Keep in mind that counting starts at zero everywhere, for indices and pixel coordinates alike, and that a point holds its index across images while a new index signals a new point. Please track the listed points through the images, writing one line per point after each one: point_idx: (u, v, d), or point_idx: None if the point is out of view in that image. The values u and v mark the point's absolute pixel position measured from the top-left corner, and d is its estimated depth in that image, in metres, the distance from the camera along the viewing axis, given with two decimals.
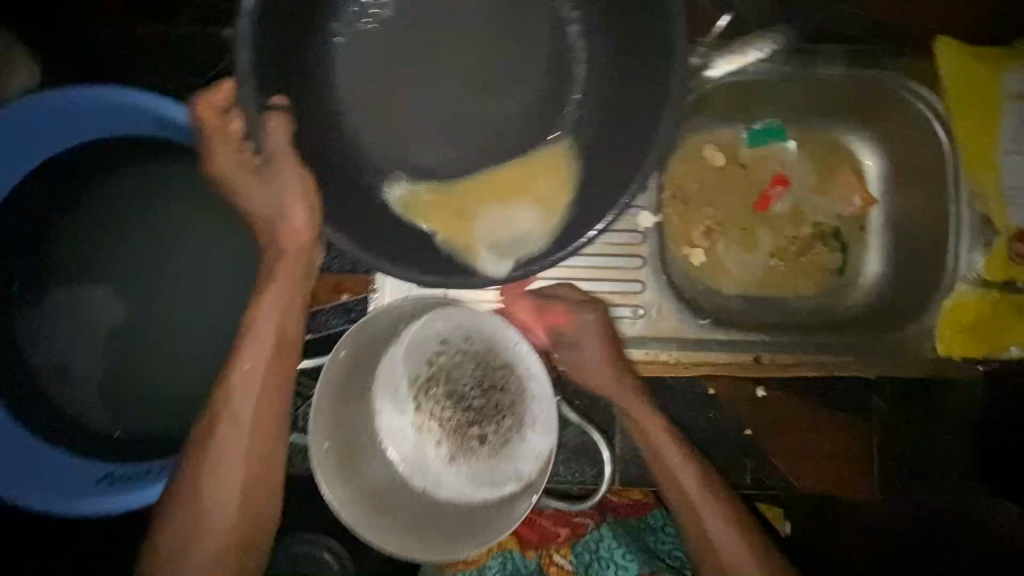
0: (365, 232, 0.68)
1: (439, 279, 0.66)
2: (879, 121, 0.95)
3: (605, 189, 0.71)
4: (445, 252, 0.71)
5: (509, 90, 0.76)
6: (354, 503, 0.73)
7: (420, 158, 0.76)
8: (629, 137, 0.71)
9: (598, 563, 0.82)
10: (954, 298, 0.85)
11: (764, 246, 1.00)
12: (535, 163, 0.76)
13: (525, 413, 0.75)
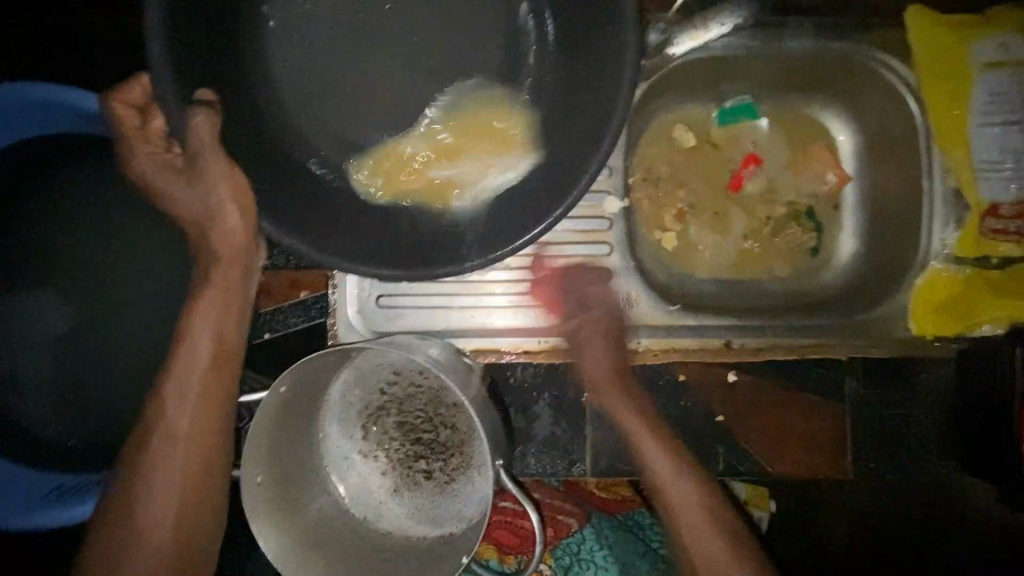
0: (315, 224, 0.65)
1: (393, 271, 0.63)
2: (851, 95, 0.93)
3: (562, 174, 0.68)
4: (399, 243, 0.68)
5: (462, 73, 0.73)
6: (287, 547, 0.69)
7: (373, 148, 0.73)
8: (585, 117, 0.68)
9: (578, 565, 0.83)
10: (926, 277, 0.83)
11: (738, 228, 0.99)
12: (479, 128, 0.73)
13: (473, 453, 0.78)
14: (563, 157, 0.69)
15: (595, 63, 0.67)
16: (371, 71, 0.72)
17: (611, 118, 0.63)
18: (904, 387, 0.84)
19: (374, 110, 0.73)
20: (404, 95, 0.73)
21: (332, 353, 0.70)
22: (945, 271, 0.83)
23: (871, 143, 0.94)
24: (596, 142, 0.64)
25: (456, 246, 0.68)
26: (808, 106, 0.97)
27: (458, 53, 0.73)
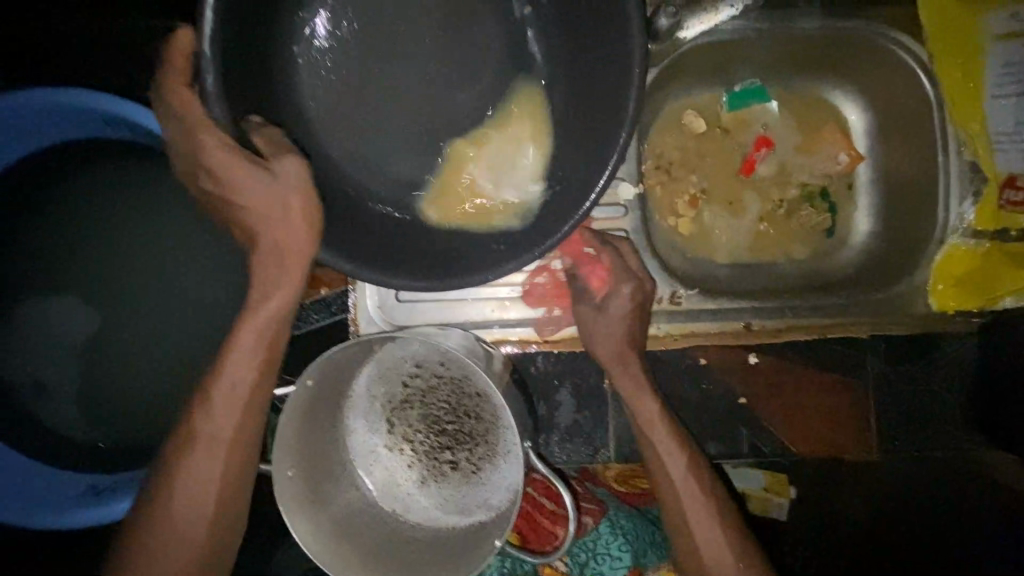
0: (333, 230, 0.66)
1: (424, 282, 0.64)
2: (861, 74, 0.94)
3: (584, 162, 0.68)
4: (433, 249, 0.70)
5: (475, 65, 0.74)
6: (319, 539, 0.70)
7: (390, 143, 0.74)
8: (598, 105, 0.67)
9: (594, 561, 0.78)
10: (945, 252, 0.82)
11: (752, 211, 0.99)
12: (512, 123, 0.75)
13: (499, 443, 0.78)
14: (584, 150, 0.69)
15: (595, 49, 0.66)
16: (381, 66, 0.72)
17: (619, 111, 0.63)
18: (925, 363, 0.84)
19: (376, 102, 0.73)
20: (416, 89, 0.73)
21: (352, 346, 0.71)
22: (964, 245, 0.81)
23: (882, 120, 0.95)
24: (613, 133, 0.64)
25: (497, 249, 0.69)
26: (821, 85, 0.97)
27: (467, 46, 0.73)
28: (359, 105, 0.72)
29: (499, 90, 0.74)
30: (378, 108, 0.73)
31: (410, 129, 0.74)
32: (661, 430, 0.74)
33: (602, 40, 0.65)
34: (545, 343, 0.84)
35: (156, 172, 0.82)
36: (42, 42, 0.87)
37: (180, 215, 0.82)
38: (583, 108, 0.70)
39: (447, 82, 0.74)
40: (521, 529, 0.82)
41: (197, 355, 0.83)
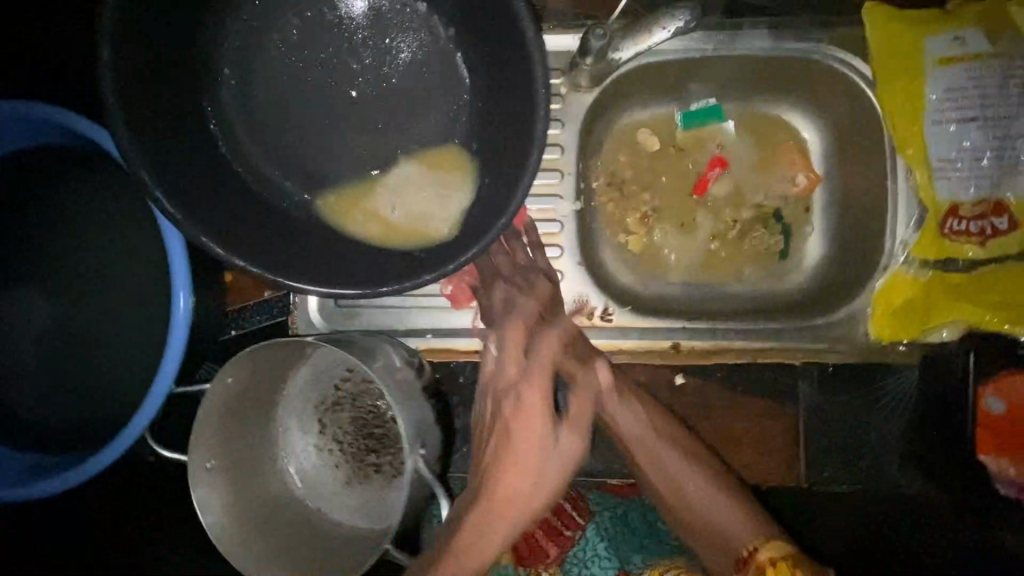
0: (239, 235, 0.68)
1: (319, 287, 0.67)
2: (815, 96, 0.92)
3: (502, 182, 0.71)
4: (338, 260, 0.72)
5: (403, 86, 0.76)
6: (233, 530, 0.73)
7: (323, 157, 0.76)
8: (513, 127, 0.70)
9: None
10: (886, 279, 0.78)
11: (704, 230, 0.99)
12: (441, 154, 0.77)
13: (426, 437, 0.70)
14: (500, 165, 0.72)
15: (508, 69, 0.69)
16: (307, 81, 0.75)
17: (530, 128, 0.66)
18: (863, 395, 0.80)
19: (306, 115, 0.76)
20: (338, 103, 0.76)
21: (276, 345, 0.73)
22: (907, 272, 0.77)
23: (839, 143, 0.94)
24: (526, 152, 0.67)
25: (409, 265, 0.70)
26: (776, 105, 0.96)
27: (388, 64, 0.76)
28: (284, 119, 0.76)
29: (421, 108, 0.77)
30: (303, 122, 0.76)
31: (336, 142, 0.76)
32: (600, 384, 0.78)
33: (512, 60, 0.68)
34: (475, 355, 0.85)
35: (106, 175, 0.85)
36: (42, 43, 0.88)
37: (123, 216, 0.85)
38: (502, 126, 0.73)
39: (370, 97, 0.76)
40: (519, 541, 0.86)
41: (138, 351, 0.86)
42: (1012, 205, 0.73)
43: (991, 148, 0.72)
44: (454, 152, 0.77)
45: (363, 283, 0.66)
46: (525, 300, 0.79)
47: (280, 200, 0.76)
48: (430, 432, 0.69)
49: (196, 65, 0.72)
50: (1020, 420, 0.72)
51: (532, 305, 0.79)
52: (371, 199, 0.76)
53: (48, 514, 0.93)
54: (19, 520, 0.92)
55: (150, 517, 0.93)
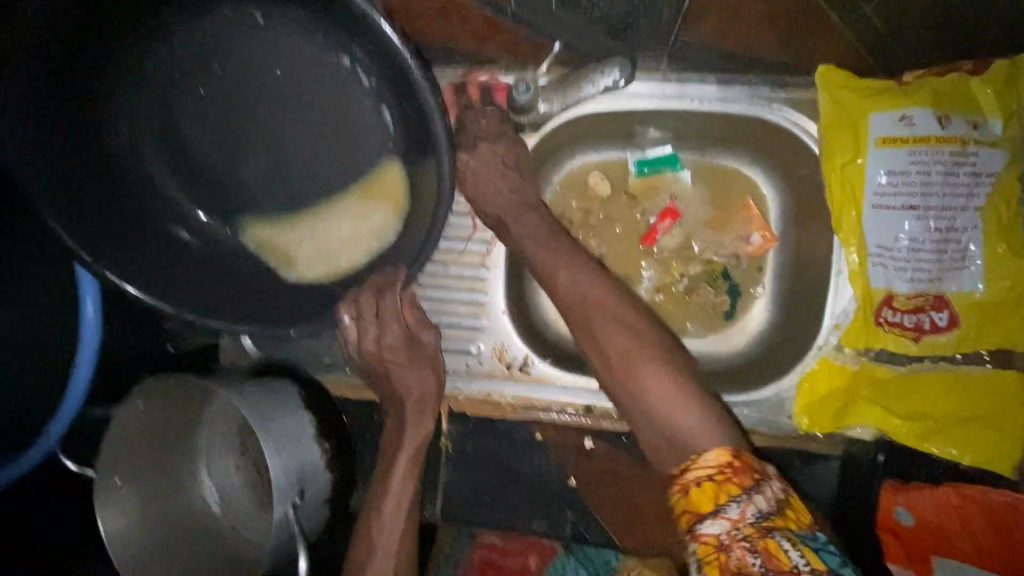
0: (154, 274, 0.73)
1: (221, 324, 0.71)
2: (773, 154, 0.87)
3: (409, 238, 0.72)
4: (253, 299, 0.75)
5: (322, 128, 0.75)
6: (135, 544, 0.78)
7: (247, 193, 0.78)
8: (422, 182, 0.71)
9: None
10: (814, 364, 0.74)
11: (649, 281, 0.95)
12: (370, 183, 0.76)
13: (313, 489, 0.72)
14: (410, 218, 0.73)
15: (423, 132, 0.70)
16: (228, 122, 0.75)
17: (436, 195, 0.68)
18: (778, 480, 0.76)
19: (230, 151, 0.76)
20: (258, 148, 0.76)
21: (176, 377, 0.74)
22: (835, 359, 0.73)
23: (798, 204, 0.88)
24: (432, 209, 0.68)
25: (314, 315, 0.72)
26: (737, 159, 0.91)
27: (306, 108, 0.74)
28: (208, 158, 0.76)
29: (334, 153, 0.76)
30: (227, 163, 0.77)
31: (255, 181, 0.77)
32: None
33: (424, 121, 0.69)
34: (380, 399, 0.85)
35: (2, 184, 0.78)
36: None
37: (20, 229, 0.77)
38: (414, 180, 0.73)
39: (290, 141, 0.75)
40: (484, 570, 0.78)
41: None
42: (952, 301, 0.67)
43: (931, 240, 0.67)
44: (382, 174, 0.75)
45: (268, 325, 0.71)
46: (390, 322, 0.75)
47: (201, 238, 0.78)
48: (314, 477, 0.72)
49: (119, 100, 0.73)
50: (923, 538, 0.64)
51: (399, 334, 0.76)
52: (294, 234, 0.77)
53: (45, 512, 0.82)
54: (17, 521, 0.79)
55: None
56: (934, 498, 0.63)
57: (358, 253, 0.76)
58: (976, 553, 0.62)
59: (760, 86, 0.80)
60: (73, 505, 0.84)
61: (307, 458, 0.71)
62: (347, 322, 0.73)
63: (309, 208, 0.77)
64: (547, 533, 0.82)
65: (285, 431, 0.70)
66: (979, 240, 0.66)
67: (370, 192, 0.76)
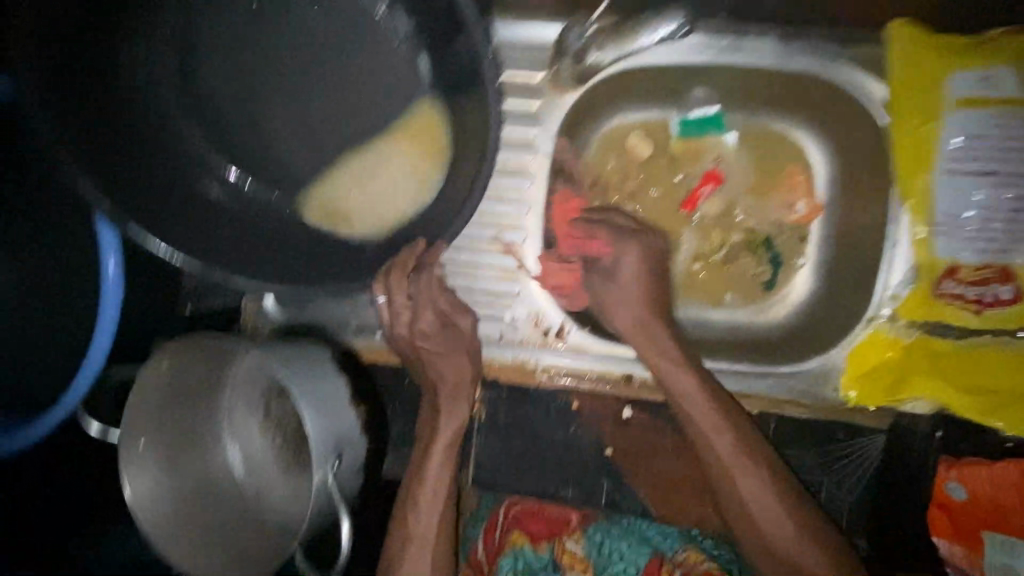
0: (173, 224, 0.67)
1: (252, 282, 0.65)
2: (824, 117, 0.83)
3: (456, 191, 0.67)
4: (284, 253, 0.71)
5: (357, 75, 0.72)
6: (159, 506, 0.75)
7: (273, 143, 0.73)
8: (466, 133, 0.68)
9: (611, 552, 0.75)
10: (867, 337, 0.71)
11: (687, 249, 0.91)
12: (409, 130, 0.73)
13: (352, 456, 0.71)
14: (454, 172, 0.69)
15: (465, 79, 0.65)
16: (257, 70, 0.71)
17: (481, 146, 0.63)
18: (822, 454, 0.75)
19: (260, 96, 0.72)
20: (288, 96, 0.72)
21: (206, 339, 0.71)
22: (889, 332, 0.70)
23: (847, 172, 0.85)
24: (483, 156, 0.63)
25: (349, 274, 0.68)
26: (785, 122, 0.86)
27: (342, 53, 0.72)
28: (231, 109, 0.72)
29: (372, 102, 0.73)
30: (252, 113, 0.72)
31: (285, 132, 0.73)
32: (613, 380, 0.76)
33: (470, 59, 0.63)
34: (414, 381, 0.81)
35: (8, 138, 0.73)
36: None
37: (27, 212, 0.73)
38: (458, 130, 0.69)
39: (323, 88, 0.72)
40: (525, 525, 0.77)
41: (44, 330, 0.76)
42: (1018, 274, 0.64)
43: (1004, 209, 0.64)
44: (422, 121, 0.72)
45: (300, 284, 0.65)
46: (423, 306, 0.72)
47: (225, 194, 0.73)
48: (348, 443, 0.70)
49: (138, 39, 0.69)
50: (977, 515, 0.63)
51: (433, 321, 0.74)
52: (338, 188, 0.73)
53: (46, 511, 0.82)
54: (18, 520, 0.81)
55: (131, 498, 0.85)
56: (991, 473, 0.63)
57: (403, 206, 0.72)
58: None
59: (812, 47, 0.78)
60: (75, 490, 0.83)
61: (345, 425, 0.70)
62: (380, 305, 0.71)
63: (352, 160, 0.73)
64: (582, 502, 0.80)
65: (319, 394, 0.68)
66: None
67: (410, 140, 0.72)
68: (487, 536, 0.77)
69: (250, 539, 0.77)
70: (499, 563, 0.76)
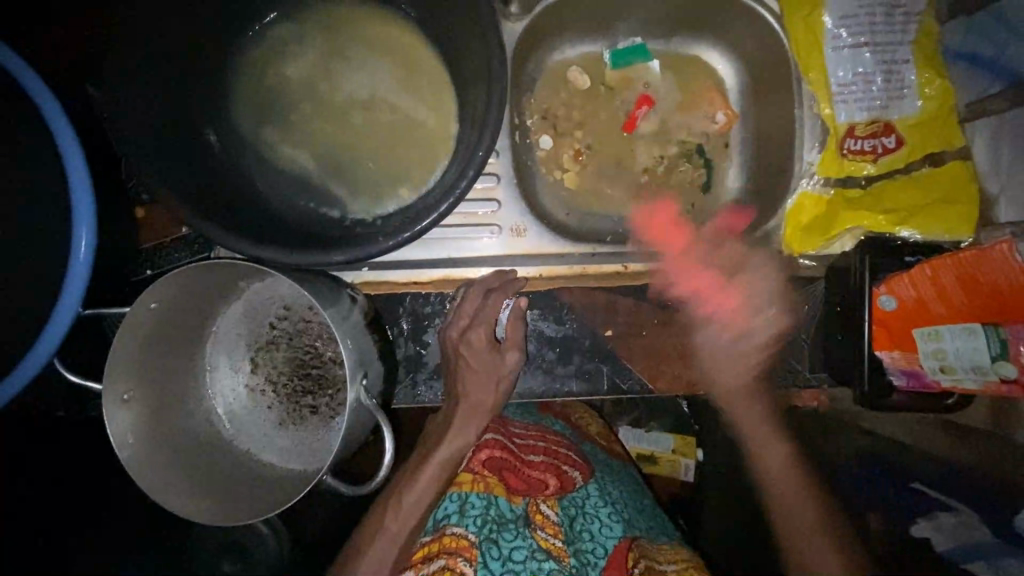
0: (158, 154, 0.65)
1: (285, 253, 0.65)
2: (727, 32, 0.94)
3: (471, 114, 0.72)
4: (310, 195, 0.80)
5: (340, 34, 0.82)
6: (150, 464, 0.69)
7: (269, 96, 0.80)
8: (463, 50, 0.73)
9: (583, 517, 0.79)
10: (796, 200, 0.86)
11: (637, 162, 0.98)
12: (420, 89, 0.80)
13: (373, 369, 0.72)
14: (470, 97, 0.73)
15: (455, 16, 0.71)
16: None
17: (486, 90, 0.68)
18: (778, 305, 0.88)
19: None
20: None
21: (210, 269, 0.68)
22: (812, 192, 0.85)
23: (748, 73, 0.97)
24: (488, 61, 0.67)
25: (357, 237, 0.70)
26: (698, 45, 0.98)
27: (362, 35, 0.81)
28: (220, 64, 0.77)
29: (387, 68, 0.81)
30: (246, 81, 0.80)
31: (313, 106, 0.81)
32: (620, 302, 0.88)
33: None
34: (457, 351, 0.80)
35: None
36: None
37: None
38: (457, 53, 0.75)
39: (342, 64, 0.81)
40: (507, 478, 0.79)
41: None
42: (897, 126, 0.82)
43: (880, 71, 0.83)
44: (426, 72, 0.80)
45: (310, 255, 0.64)
46: (482, 319, 0.80)
47: (193, 134, 0.72)
48: (371, 364, 0.71)
49: None
50: (907, 316, 0.77)
51: (484, 333, 0.80)
52: (341, 174, 0.81)
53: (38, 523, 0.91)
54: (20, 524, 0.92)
55: (116, 517, 0.95)
56: (910, 278, 0.76)
57: (409, 178, 0.80)
58: (952, 313, 0.75)
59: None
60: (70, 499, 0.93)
61: (361, 348, 0.69)
62: (456, 303, 0.82)
63: (350, 143, 0.81)
64: (586, 391, 0.87)
65: (335, 317, 0.67)
66: (915, 71, 0.82)
67: (420, 103, 0.80)
68: (473, 460, 0.80)
69: (239, 491, 0.72)
70: (469, 495, 0.76)
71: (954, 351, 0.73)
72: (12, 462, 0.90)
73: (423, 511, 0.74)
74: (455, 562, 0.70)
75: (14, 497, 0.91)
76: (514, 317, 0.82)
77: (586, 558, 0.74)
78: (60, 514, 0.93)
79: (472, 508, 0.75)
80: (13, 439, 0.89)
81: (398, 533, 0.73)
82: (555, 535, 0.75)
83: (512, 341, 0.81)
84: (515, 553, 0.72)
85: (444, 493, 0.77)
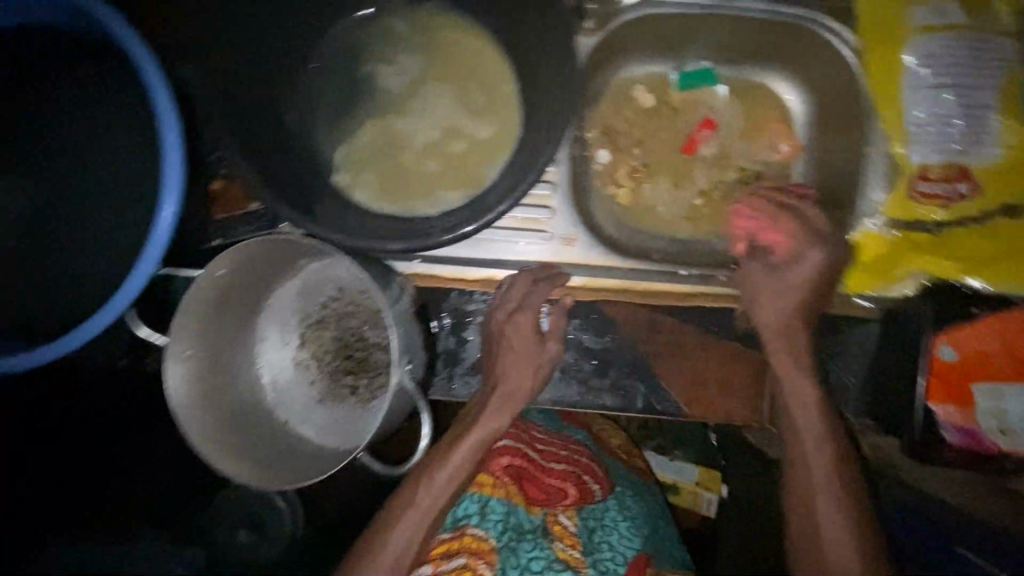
0: (243, 133, 0.69)
1: (348, 235, 0.68)
2: (800, 63, 0.93)
3: (539, 120, 0.74)
4: (364, 183, 0.82)
5: (419, 34, 0.85)
6: (199, 420, 0.72)
7: (347, 89, 0.85)
8: (536, 60, 0.75)
9: (602, 530, 0.80)
10: (859, 236, 0.83)
11: (694, 184, 0.97)
12: (488, 93, 0.83)
13: (417, 356, 0.73)
14: (539, 104, 0.75)
15: (533, 27, 0.73)
16: None
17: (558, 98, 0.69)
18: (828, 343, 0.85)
19: None
20: None
21: (277, 243, 0.72)
22: (876, 231, 0.83)
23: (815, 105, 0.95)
24: (562, 71, 0.69)
25: (416, 228, 0.72)
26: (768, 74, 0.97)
27: (440, 38, 0.85)
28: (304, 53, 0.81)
29: (459, 70, 0.84)
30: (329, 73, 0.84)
31: (384, 100, 0.84)
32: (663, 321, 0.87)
33: None
34: (501, 340, 0.80)
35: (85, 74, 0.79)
36: None
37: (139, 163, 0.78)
38: (531, 61, 0.77)
39: (416, 62, 0.85)
40: (526, 489, 0.80)
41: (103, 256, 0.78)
42: (973, 171, 0.79)
43: (960, 114, 0.80)
44: (497, 77, 0.83)
45: (372, 240, 0.67)
46: (529, 308, 0.81)
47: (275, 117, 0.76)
48: (416, 351, 0.73)
49: None
50: (967, 369, 0.74)
51: (529, 321, 0.80)
52: (393, 166, 0.82)
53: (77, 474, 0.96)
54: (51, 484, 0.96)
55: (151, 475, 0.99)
56: (975, 330, 0.75)
57: (465, 175, 0.81)
58: (1015, 371, 0.74)
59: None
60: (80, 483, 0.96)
61: (408, 334, 0.71)
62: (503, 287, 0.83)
63: (405, 136, 0.83)
64: (619, 407, 0.86)
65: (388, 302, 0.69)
66: (998, 117, 0.79)
67: (487, 106, 0.83)
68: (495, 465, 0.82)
69: (275, 459, 0.75)
70: (488, 499, 0.79)
71: (1012, 411, 0.73)
72: (12, 462, 0.93)
73: (448, 504, 0.74)
74: (476, 563, 0.73)
75: (14, 497, 0.95)
76: (558, 311, 0.83)
77: (604, 568, 0.76)
78: (59, 514, 0.97)
79: (490, 514, 0.77)
80: (13, 440, 0.92)
81: (422, 520, 0.73)
82: (573, 546, 0.77)
83: (555, 332, 0.82)
84: (533, 563, 0.74)
85: (464, 495, 0.79)
